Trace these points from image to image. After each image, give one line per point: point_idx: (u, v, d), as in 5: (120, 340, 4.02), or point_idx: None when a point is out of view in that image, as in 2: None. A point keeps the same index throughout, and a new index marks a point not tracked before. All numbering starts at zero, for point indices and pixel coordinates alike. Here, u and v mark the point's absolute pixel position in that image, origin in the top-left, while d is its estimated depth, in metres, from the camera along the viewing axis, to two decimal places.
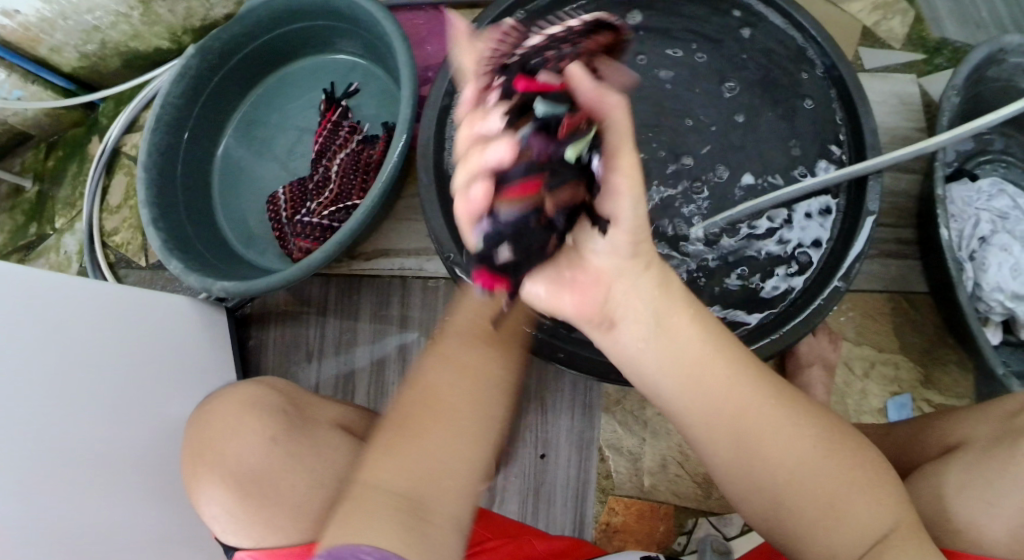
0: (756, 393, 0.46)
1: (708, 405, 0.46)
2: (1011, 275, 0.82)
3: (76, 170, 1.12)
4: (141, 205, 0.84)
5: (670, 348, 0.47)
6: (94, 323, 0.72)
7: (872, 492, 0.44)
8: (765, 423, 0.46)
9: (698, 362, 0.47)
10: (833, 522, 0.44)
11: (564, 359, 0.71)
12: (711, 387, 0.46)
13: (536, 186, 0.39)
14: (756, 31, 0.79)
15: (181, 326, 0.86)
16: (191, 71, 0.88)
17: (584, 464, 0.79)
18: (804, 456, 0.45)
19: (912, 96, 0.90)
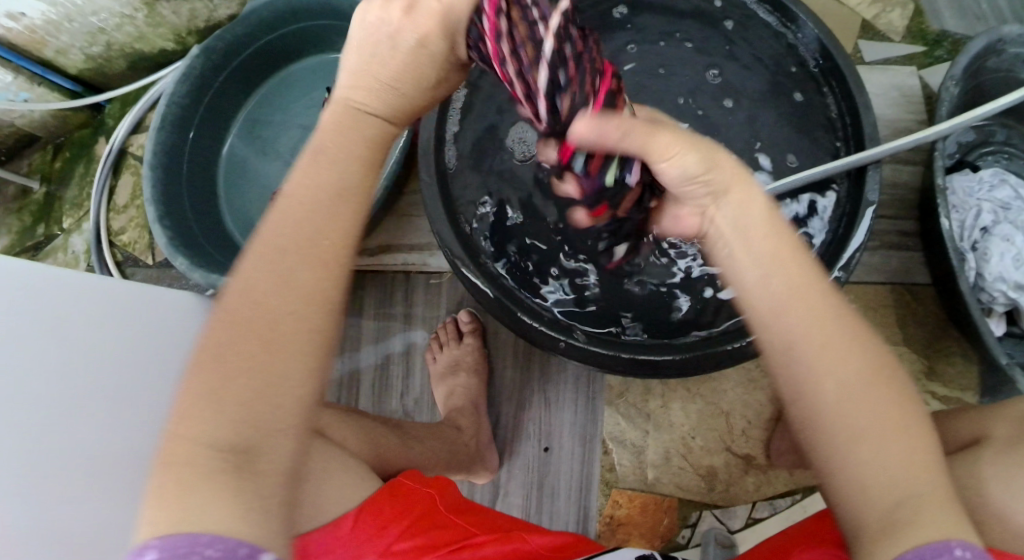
0: (838, 323, 0.44)
1: (790, 310, 0.45)
2: (1014, 265, 0.82)
3: (83, 170, 1.14)
4: (147, 204, 0.85)
5: (775, 269, 0.45)
6: None
7: (914, 457, 0.43)
8: (839, 345, 0.44)
9: (788, 269, 0.45)
10: (865, 470, 0.43)
11: (566, 350, 0.72)
12: (793, 308, 0.44)
13: (605, 207, 0.58)
14: (739, 21, 0.81)
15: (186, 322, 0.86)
16: (195, 71, 0.89)
17: (587, 457, 0.80)
18: (860, 403, 0.43)
19: (912, 88, 0.90)
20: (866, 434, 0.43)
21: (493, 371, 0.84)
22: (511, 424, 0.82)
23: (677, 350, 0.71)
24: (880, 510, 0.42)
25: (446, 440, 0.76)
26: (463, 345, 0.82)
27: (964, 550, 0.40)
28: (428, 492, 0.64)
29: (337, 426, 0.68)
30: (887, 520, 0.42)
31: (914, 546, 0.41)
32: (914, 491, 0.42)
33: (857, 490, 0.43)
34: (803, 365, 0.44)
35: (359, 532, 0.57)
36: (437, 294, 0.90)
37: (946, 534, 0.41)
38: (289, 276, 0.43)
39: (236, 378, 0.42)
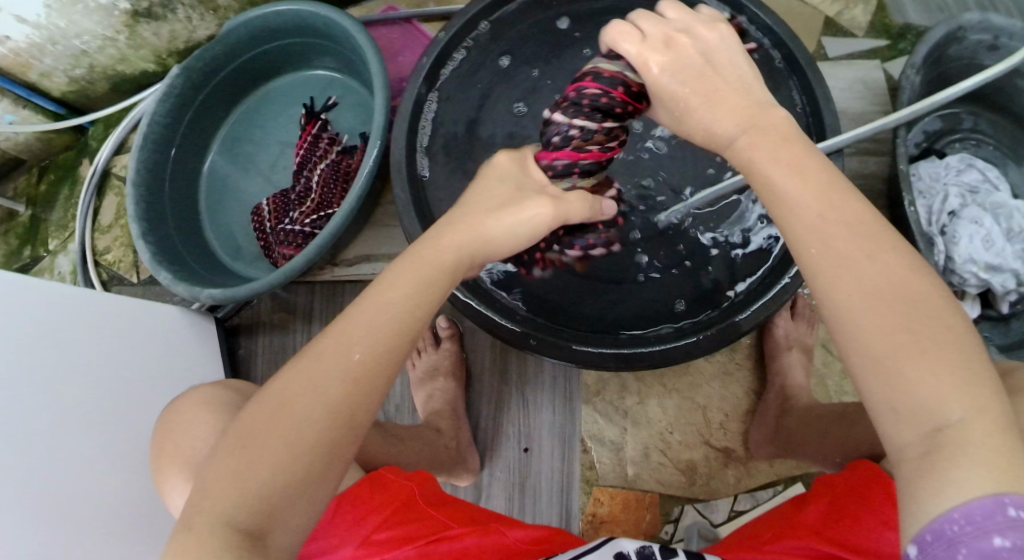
0: (871, 240, 0.44)
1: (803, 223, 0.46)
2: (983, 246, 0.83)
3: (68, 193, 1.15)
4: (131, 220, 0.87)
5: (811, 196, 0.47)
6: (83, 333, 0.73)
7: (957, 372, 0.40)
8: (850, 253, 0.44)
9: (797, 187, 0.47)
10: (896, 388, 0.41)
11: (536, 347, 0.72)
12: (816, 235, 0.45)
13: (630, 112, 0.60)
14: None
15: (169, 335, 0.88)
16: (175, 91, 0.91)
17: (567, 456, 0.80)
18: (891, 319, 0.42)
19: (879, 81, 0.92)
20: (895, 350, 0.41)
21: (471, 380, 0.85)
22: (491, 428, 0.83)
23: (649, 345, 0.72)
24: (914, 430, 0.40)
25: (426, 441, 0.76)
26: (441, 350, 0.83)
27: (1018, 509, 0.36)
28: (406, 484, 0.64)
29: None
30: (923, 443, 0.40)
31: (961, 503, 0.37)
32: (954, 408, 0.39)
33: (892, 408, 0.41)
34: (824, 290, 0.45)
35: (343, 519, 0.59)
36: None
37: (1000, 489, 0.37)
38: (324, 369, 0.47)
39: (257, 473, 0.44)
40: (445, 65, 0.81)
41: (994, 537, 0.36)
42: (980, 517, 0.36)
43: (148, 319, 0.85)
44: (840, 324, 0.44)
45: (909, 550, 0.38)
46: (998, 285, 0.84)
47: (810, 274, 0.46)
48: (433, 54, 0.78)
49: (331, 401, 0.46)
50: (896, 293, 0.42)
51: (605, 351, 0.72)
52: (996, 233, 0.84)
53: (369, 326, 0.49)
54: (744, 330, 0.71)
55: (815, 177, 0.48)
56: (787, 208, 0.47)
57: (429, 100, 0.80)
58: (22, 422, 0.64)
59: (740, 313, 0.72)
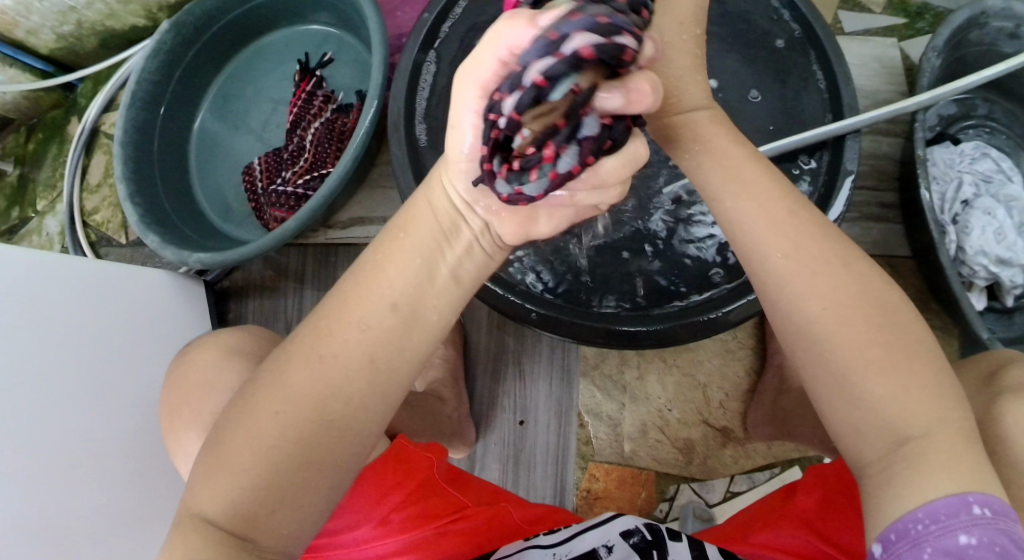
0: (843, 258, 0.47)
1: (798, 244, 0.48)
2: (995, 238, 0.82)
3: (56, 151, 1.12)
4: (117, 181, 0.84)
5: (772, 210, 0.49)
6: (69, 301, 0.71)
7: (920, 388, 0.44)
8: (832, 268, 0.47)
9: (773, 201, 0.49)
10: (866, 408, 0.45)
11: (538, 322, 0.70)
12: (791, 249, 0.48)
13: None
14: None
15: (158, 303, 0.85)
16: (165, 47, 0.88)
17: (563, 430, 0.78)
18: (864, 338, 0.45)
19: (894, 60, 0.90)
20: (871, 371, 0.45)
21: (467, 348, 0.82)
22: (486, 397, 0.81)
23: (651, 323, 0.70)
24: (879, 444, 0.45)
25: (431, 412, 0.75)
26: None
27: (982, 507, 0.41)
28: (426, 456, 0.63)
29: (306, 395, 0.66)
30: (886, 454, 0.45)
31: (924, 504, 0.42)
32: (920, 423, 0.44)
33: (863, 426, 0.45)
34: (794, 308, 0.47)
35: (366, 495, 0.58)
36: None
37: (962, 488, 0.42)
38: (294, 357, 0.46)
39: (234, 471, 0.44)
40: (445, 23, 0.78)
41: (960, 535, 0.41)
42: (944, 517, 0.42)
43: (134, 282, 0.82)
44: (824, 343, 0.46)
45: (873, 548, 0.44)
46: (1007, 279, 0.83)
47: (781, 287, 0.48)
48: (434, 9, 0.76)
49: (300, 387, 0.45)
50: (868, 312, 0.46)
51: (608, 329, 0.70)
52: (1009, 226, 0.82)
53: (341, 307, 0.46)
54: (732, 321, 0.69)
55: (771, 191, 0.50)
56: (759, 211, 0.49)
57: (428, 61, 0.77)
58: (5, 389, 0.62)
59: (737, 298, 0.69)
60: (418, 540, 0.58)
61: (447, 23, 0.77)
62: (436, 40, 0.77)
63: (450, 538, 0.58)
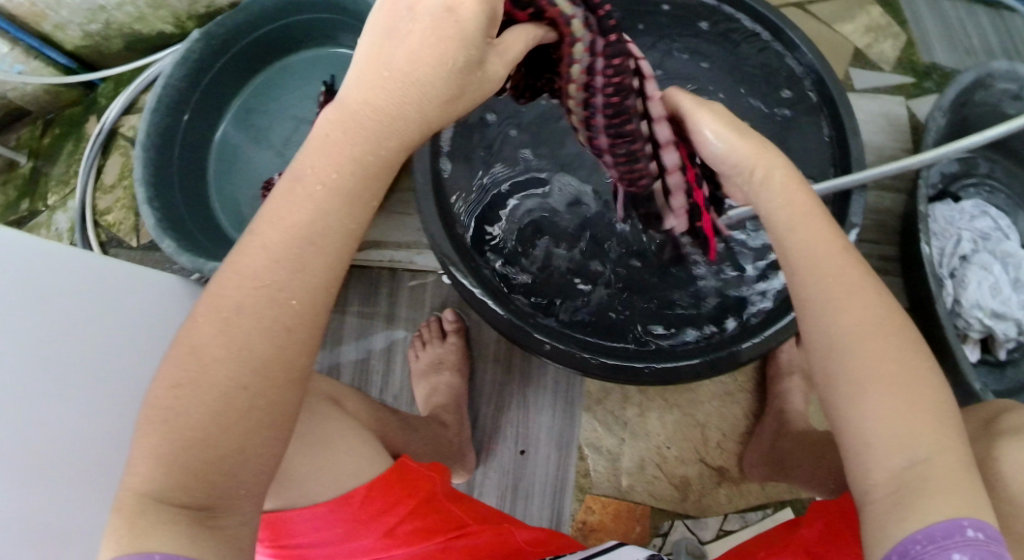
0: (868, 290, 0.48)
1: (833, 267, 0.49)
2: (990, 293, 0.84)
3: (72, 148, 1.14)
4: (137, 184, 0.86)
5: (808, 219, 0.51)
6: (99, 301, 0.72)
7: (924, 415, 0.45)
8: (862, 288, 0.48)
9: (818, 233, 0.50)
10: (869, 428, 0.45)
11: (550, 353, 0.68)
12: (827, 268, 0.49)
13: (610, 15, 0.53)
14: (733, 36, 0.84)
15: (171, 310, 0.85)
16: (194, 55, 0.89)
17: (563, 461, 0.79)
18: (886, 353, 0.46)
19: (900, 117, 0.92)
20: (888, 387, 0.45)
21: (473, 373, 0.82)
22: (489, 426, 0.81)
23: (654, 359, 0.69)
24: (885, 469, 0.45)
25: (433, 436, 0.74)
26: (447, 344, 0.80)
27: (976, 530, 0.42)
28: (427, 474, 0.63)
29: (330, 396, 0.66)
30: (892, 480, 0.44)
31: (924, 526, 0.43)
32: (920, 447, 0.44)
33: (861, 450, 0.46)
34: (822, 329, 0.48)
35: (367, 510, 0.58)
36: (422, 295, 0.84)
37: (958, 512, 0.43)
38: None
39: (163, 454, 0.45)
40: None
41: (953, 554, 0.42)
42: (940, 537, 0.42)
43: (146, 284, 0.82)
44: (847, 356, 0.47)
45: None
46: (1000, 332, 0.85)
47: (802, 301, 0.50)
48: None
49: (264, 358, 0.46)
50: (882, 327, 0.47)
51: (613, 358, 0.69)
52: (1004, 281, 0.85)
53: (296, 263, 0.46)
54: (745, 358, 0.69)
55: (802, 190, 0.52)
56: (799, 237, 0.50)
57: None
58: (48, 387, 0.62)
59: (745, 339, 0.70)
60: (424, 551, 0.59)
61: None
62: None
63: (454, 553, 0.60)
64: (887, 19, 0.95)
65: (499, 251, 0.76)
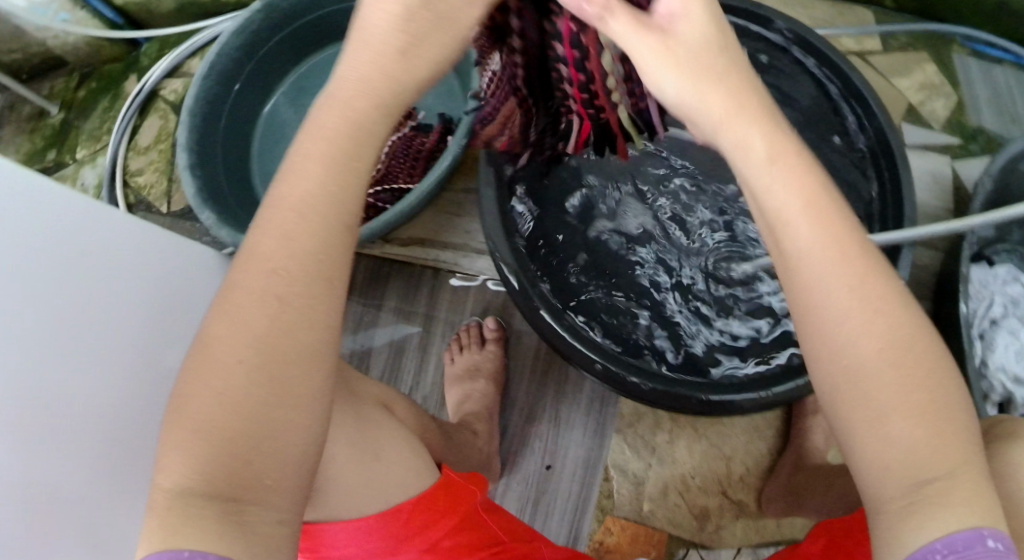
0: (888, 296, 0.41)
1: (836, 270, 0.41)
2: (1016, 358, 0.87)
3: (108, 105, 1.12)
4: (179, 150, 0.84)
5: (814, 211, 0.41)
6: (128, 263, 0.68)
7: (941, 433, 0.39)
8: (879, 294, 0.41)
9: (828, 229, 0.41)
10: (884, 448, 0.40)
11: (600, 372, 0.68)
12: (829, 271, 0.41)
13: None
14: (796, 79, 0.85)
15: (200, 279, 0.81)
16: (252, 26, 0.87)
17: (587, 481, 0.79)
18: (896, 364, 0.40)
19: (945, 178, 0.94)
20: (904, 406, 0.39)
21: (508, 382, 0.82)
22: (517, 438, 0.81)
23: (687, 390, 0.68)
24: (902, 484, 0.39)
25: (466, 444, 0.74)
26: (485, 351, 0.79)
27: (996, 541, 0.38)
28: (470, 488, 0.66)
29: (381, 404, 0.67)
30: (905, 496, 0.39)
31: (944, 534, 0.38)
32: (932, 467, 0.39)
33: (869, 472, 0.40)
34: (833, 342, 0.41)
35: (413, 525, 0.60)
36: (463, 299, 0.83)
37: (981, 521, 0.39)
38: None
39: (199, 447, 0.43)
40: None
41: None
42: (961, 547, 0.38)
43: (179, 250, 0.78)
44: (851, 369, 0.40)
45: None
46: None
47: (803, 306, 0.41)
48: None
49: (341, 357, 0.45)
50: (891, 336, 0.40)
51: (647, 380, 0.68)
52: None
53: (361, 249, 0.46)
54: (773, 403, 0.66)
55: (792, 163, 0.42)
56: (797, 233, 0.41)
57: None
58: (69, 350, 0.58)
59: (781, 382, 0.68)
60: None
61: None
62: None
63: None
64: (941, 79, 0.96)
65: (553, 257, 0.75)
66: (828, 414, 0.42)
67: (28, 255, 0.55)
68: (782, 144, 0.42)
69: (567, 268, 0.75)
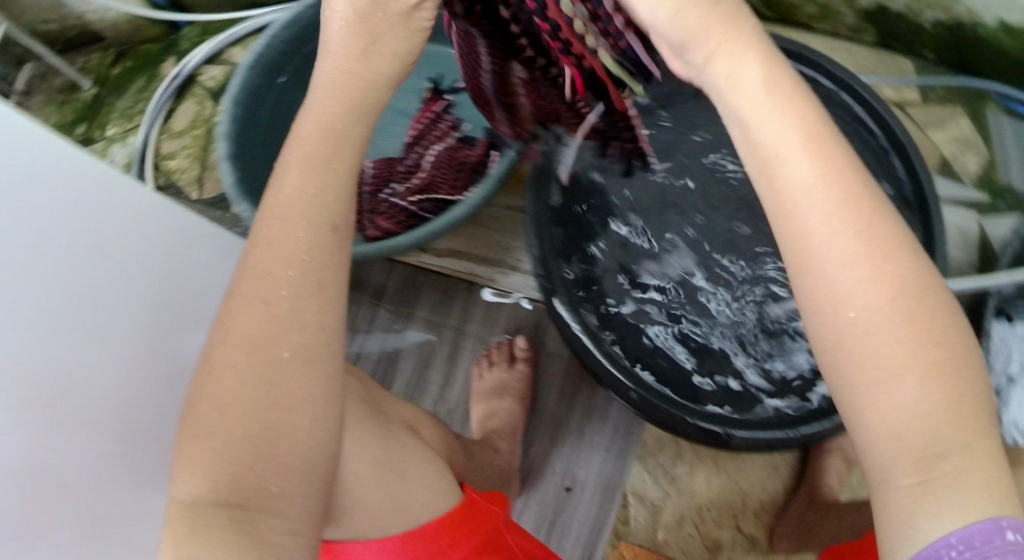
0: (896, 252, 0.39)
1: (832, 209, 0.39)
2: None
3: (143, 85, 1.12)
4: (220, 139, 0.85)
5: (815, 150, 0.40)
6: (122, 244, 0.62)
7: (955, 399, 0.37)
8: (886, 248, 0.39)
9: (834, 175, 0.39)
10: (893, 415, 0.37)
11: (636, 402, 0.68)
12: (831, 213, 0.39)
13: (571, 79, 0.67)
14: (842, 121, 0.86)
15: (206, 255, 0.76)
16: (302, 21, 0.87)
17: (605, 505, 0.80)
18: (899, 323, 0.38)
19: (971, 234, 0.95)
20: (902, 369, 0.37)
21: (535, 401, 0.83)
22: (539, 457, 0.82)
23: (707, 421, 0.69)
24: (913, 459, 0.37)
25: (485, 463, 0.77)
26: (514, 370, 0.80)
27: (1016, 532, 0.36)
28: (491, 509, 0.66)
29: (407, 425, 0.71)
30: (917, 471, 0.37)
31: (958, 529, 0.36)
32: (944, 442, 0.37)
33: (877, 442, 0.38)
34: (838, 296, 0.39)
35: (438, 546, 0.61)
36: (497, 314, 0.84)
37: (1000, 511, 0.36)
38: None
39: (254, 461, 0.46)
40: None
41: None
42: (980, 542, 0.35)
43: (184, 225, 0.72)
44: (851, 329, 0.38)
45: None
46: None
47: (805, 258, 0.39)
48: None
49: None
50: (900, 289, 0.38)
51: (666, 407, 0.69)
52: None
53: None
54: (788, 445, 0.66)
55: (801, 109, 0.40)
56: (791, 168, 0.40)
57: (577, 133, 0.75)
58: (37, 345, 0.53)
59: (797, 426, 0.67)
60: None
61: None
62: None
63: None
64: (976, 134, 0.97)
65: (588, 275, 0.75)
66: (831, 380, 0.40)
67: (34, 237, 0.52)
68: (789, 88, 0.41)
69: (601, 290, 0.75)
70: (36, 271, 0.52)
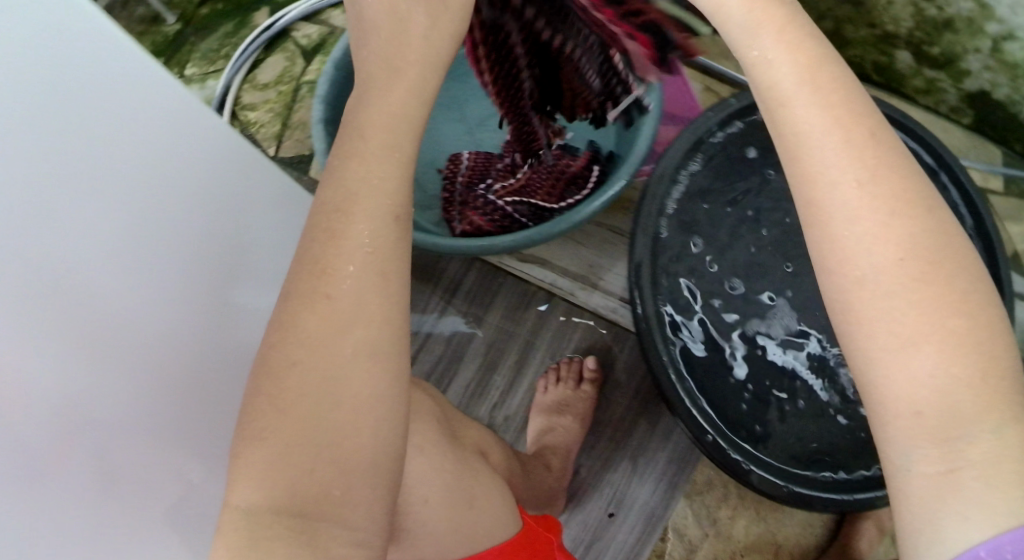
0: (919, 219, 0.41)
1: (828, 148, 0.42)
2: None
3: (231, 30, 1.09)
4: (318, 101, 0.84)
5: (822, 100, 0.42)
6: (186, 181, 0.55)
7: (971, 374, 0.39)
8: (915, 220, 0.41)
9: (845, 120, 0.42)
10: (912, 382, 0.40)
11: (710, 445, 0.70)
12: (831, 153, 0.42)
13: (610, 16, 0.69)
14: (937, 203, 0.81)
15: (276, 215, 0.71)
16: None
17: (644, 537, 0.80)
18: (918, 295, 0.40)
19: None
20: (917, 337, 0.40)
21: (594, 420, 0.84)
22: (587, 478, 0.83)
23: (766, 464, 0.71)
24: (934, 441, 0.39)
25: (536, 478, 0.76)
26: (580, 390, 0.80)
27: None
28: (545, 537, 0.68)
29: (478, 450, 0.69)
30: (941, 459, 0.39)
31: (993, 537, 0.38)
32: (963, 423, 0.39)
33: (891, 409, 0.40)
34: (846, 252, 0.42)
35: None
36: (570, 330, 0.85)
37: None
38: None
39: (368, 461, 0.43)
40: (723, 129, 0.76)
41: None
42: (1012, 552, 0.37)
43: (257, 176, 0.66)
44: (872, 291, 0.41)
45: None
46: None
47: (816, 208, 0.43)
48: (718, 114, 0.75)
49: None
50: (908, 250, 0.41)
51: (731, 451, 0.71)
52: None
53: None
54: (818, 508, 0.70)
55: (834, 81, 0.43)
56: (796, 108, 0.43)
57: (693, 163, 0.76)
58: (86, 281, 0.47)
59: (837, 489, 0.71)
60: None
61: (724, 130, 0.76)
62: (722, 130, 0.76)
63: None
64: None
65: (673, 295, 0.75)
66: (848, 344, 0.43)
67: (90, 164, 0.46)
68: (817, 62, 0.43)
69: (683, 309, 0.75)
70: (92, 201, 0.46)
